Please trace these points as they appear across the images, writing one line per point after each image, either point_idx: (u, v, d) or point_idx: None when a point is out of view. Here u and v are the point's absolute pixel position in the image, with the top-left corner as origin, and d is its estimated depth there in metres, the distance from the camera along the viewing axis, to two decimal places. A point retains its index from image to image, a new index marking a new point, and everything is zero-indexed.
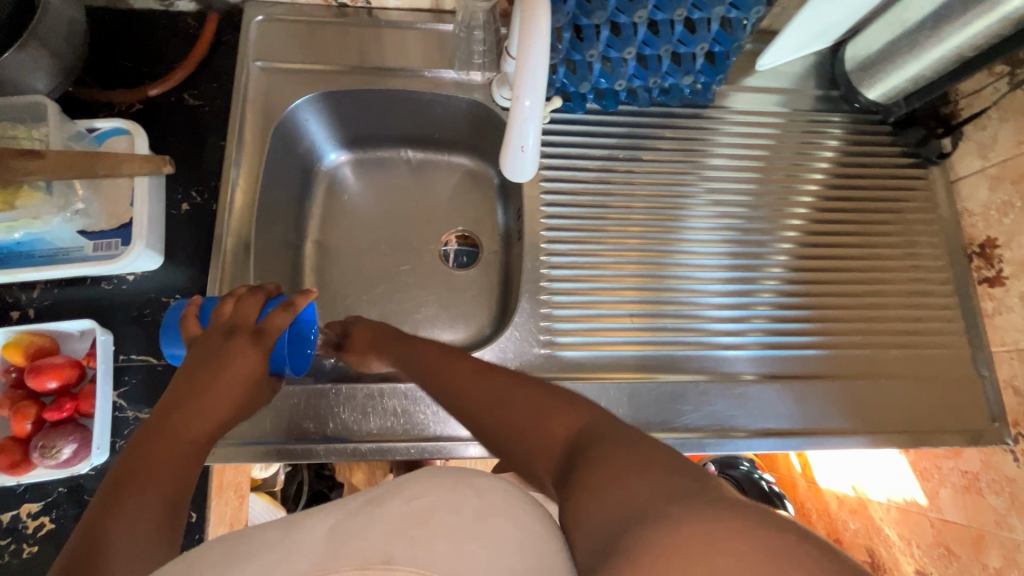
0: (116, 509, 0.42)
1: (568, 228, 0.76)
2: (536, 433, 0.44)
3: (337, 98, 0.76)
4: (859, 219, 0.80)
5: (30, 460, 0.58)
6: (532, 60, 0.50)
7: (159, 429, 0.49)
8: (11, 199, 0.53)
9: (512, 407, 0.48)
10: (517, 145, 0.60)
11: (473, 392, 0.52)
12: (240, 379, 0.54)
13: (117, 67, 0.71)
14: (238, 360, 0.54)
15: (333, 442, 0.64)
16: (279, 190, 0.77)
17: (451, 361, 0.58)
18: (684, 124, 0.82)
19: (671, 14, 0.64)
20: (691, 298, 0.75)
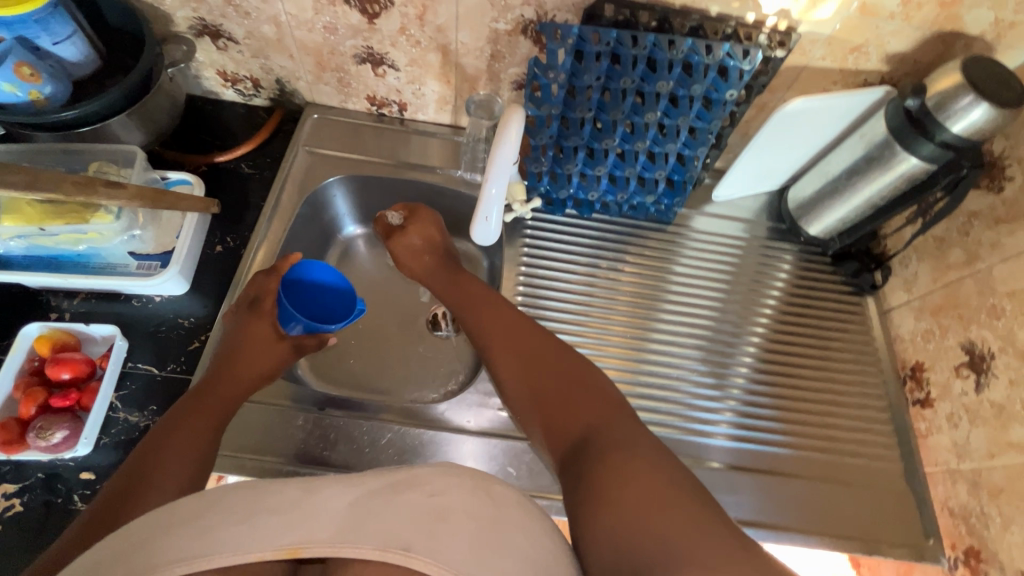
0: (169, 440, 0.57)
1: (540, 307, 0.87)
2: (565, 412, 0.60)
3: (362, 181, 0.93)
4: (804, 335, 0.89)
5: (23, 440, 0.64)
6: (497, 154, 0.65)
7: (203, 393, 0.64)
8: (89, 216, 0.67)
9: (551, 385, 0.63)
10: (481, 219, 0.73)
11: (521, 364, 0.66)
12: (259, 348, 0.71)
13: (196, 138, 0.90)
14: (250, 331, 0.71)
15: (301, 467, 0.71)
16: (300, 247, 0.90)
17: (507, 323, 0.71)
18: (651, 236, 0.95)
19: (634, 146, 0.80)
20: (644, 384, 0.83)
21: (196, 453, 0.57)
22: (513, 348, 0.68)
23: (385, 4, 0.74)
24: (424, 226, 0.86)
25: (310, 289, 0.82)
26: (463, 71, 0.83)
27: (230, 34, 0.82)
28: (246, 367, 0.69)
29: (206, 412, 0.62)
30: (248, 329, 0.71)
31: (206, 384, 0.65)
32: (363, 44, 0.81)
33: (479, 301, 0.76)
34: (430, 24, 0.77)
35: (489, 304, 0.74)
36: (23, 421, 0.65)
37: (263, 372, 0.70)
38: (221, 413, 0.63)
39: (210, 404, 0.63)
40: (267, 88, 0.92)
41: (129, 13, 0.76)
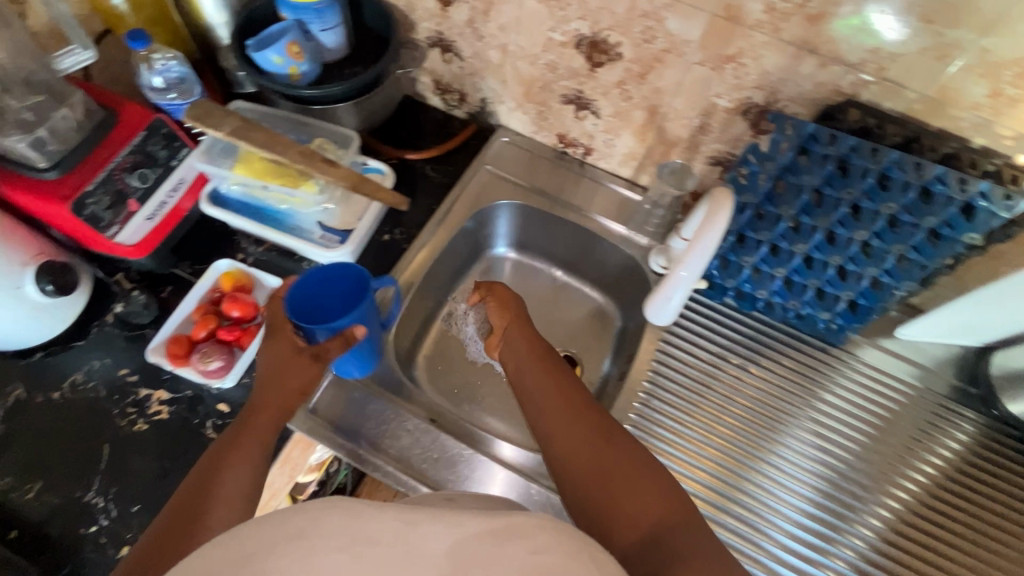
0: (213, 470, 0.56)
1: (669, 388, 0.82)
2: (624, 505, 0.53)
3: (527, 211, 0.94)
4: (952, 534, 0.74)
5: (187, 358, 0.72)
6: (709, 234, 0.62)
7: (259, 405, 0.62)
8: (299, 183, 0.74)
9: (609, 473, 0.56)
10: (662, 297, 0.71)
11: (577, 443, 0.60)
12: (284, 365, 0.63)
13: (395, 132, 0.97)
14: (274, 346, 0.64)
15: (388, 463, 0.73)
16: (452, 257, 0.93)
17: (563, 397, 0.65)
18: (810, 354, 0.85)
19: (828, 258, 0.73)
20: (744, 520, 0.74)
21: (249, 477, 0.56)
22: (565, 420, 0.62)
23: (614, 56, 0.75)
24: (507, 299, 0.79)
25: (324, 296, 0.70)
26: (664, 135, 0.82)
27: (459, 51, 0.88)
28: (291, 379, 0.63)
29: (253, 435, 0.60)
30: (268, 352, 0.64)
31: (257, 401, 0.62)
32: (575, 87, 0.83)
33: (537, 365, 0.70)
34: (649, 84, 0.76)
35: (548, 371, 0.69)
36: (190, 342, 0.72)
37: (298, 388, 0.64)
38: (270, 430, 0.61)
39: (257, 427, 0.61)
40: (470, 103, 0.97)
41: (383, 16, 0.84)
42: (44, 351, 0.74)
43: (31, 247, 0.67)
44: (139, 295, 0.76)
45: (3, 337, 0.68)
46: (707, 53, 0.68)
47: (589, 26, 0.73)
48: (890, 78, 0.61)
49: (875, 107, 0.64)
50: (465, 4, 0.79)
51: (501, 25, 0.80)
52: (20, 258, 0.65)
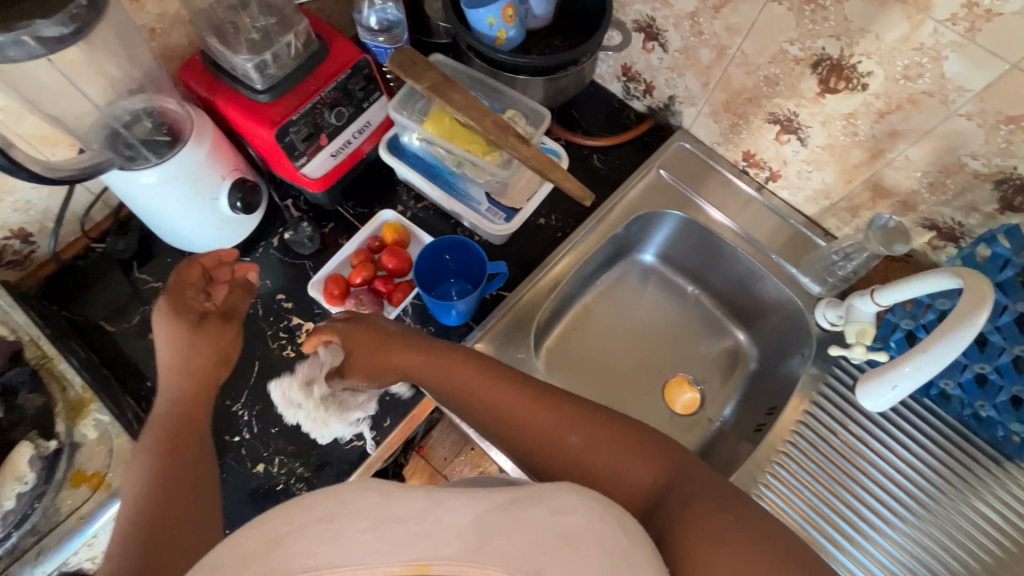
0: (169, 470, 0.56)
1: (804, 446, 0.76)
2: (615, 476, 0.51)
3: (688, 226, 0.88)
4: None
5: (341, 299, 0.74)
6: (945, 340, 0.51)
7: (160, 425, 0.60)
8: (485, 153, 0.74)
9: (587, 453, 0.52)
10: (886, 382, 0.57)
11: (543, 439, 0.53)
12: (200, 364, 0.65)
13: (568, 113, 0.93)
14: (206, 335, 0.67)
15: None
16: (599, 255, 0.89)
17: (489, 392, 0.57)
18: (974, 458, 0.75)
19: None
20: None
21: (196, 471, 0.57)
22: (496, 394, 0.57)
23: (856, 85, 0.66)
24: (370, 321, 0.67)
25: (450, 261, 0.76)
26: (878, 182, 0.72)
27: (665, 42, 0.81)
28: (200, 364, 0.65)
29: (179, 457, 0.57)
30: (170, 334, 0.65)
31: (155, 424, 0.60)
32: (788, 108, 0.75)
33: (425, 357, 0.62)
34: (886, 124, 0.67)
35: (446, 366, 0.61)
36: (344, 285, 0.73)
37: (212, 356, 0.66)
38: (199, 449, 0.60)
39: (182, 451, 0.58)
40: (654, 98, 0.90)
41: None
42: None
43: (230, 161, 0.69)
44: (307, 227, 0.78)
45: (189, 239, 0.72)
46: (984, 107, 0.59)
47: (839, 46, 0.64)
48: None
49: None
50: None
51: (730, 25, 0.72)
52: (219, 172, 0.67)
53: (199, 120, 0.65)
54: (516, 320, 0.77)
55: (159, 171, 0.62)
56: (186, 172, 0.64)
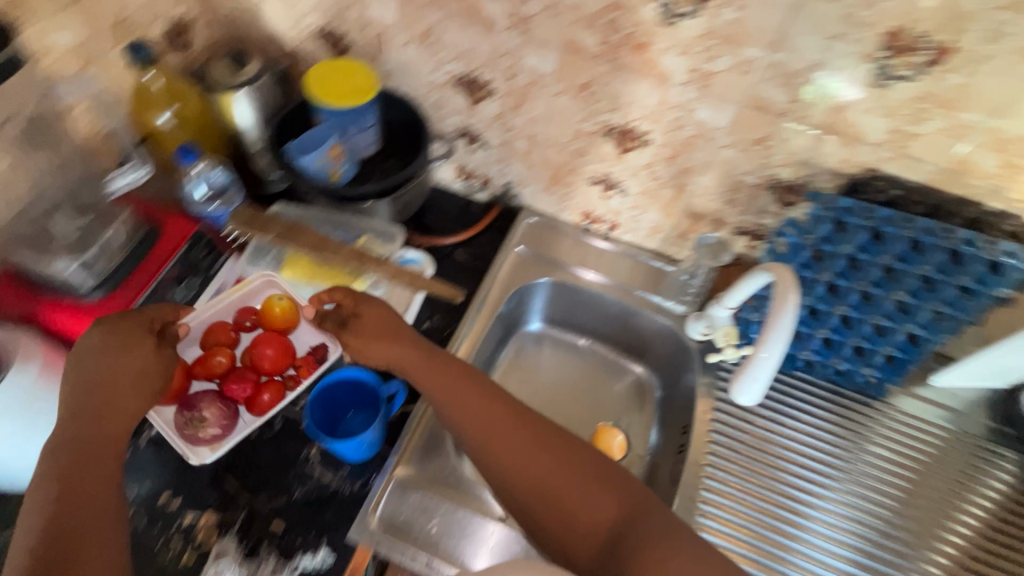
0: (74, 472, 0.53)
1: (722, 456, 0.82)
2: (581, 507, 0.56)
3: (559, 288, 0.96)
4: None
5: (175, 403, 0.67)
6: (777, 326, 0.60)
7: (85, 446, 0.55)
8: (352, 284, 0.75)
9: (556, 479, 0.57)
10: (748, 376, 0.65)
11: (525, 465, 0.59)
12: (124, 393, 0.59)
13: (422, 220, 0.98)
14: (116, 371, 0.58)
15: (395, 545, 0.67)
16: (491, 339, 0.92)
17: (461, 396, 0.63)
18: (851, 407, 0.86)
19: (868, 317, 0.77)
20: None
21: (117, 521, 0.53)
22: (490, 424, 0.61)
23: (643, 142, 0.79)
24: (364, 303, 0.68)
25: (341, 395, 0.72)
26: (691, 209, 0.86)
27: (485, 141, 0.91)
28: (126, 399, 0.58)
29: (99, 473, 0.54)
30: (109, 370, 0.58)
31: (75, 448, 0.54)
32: (603, 171, 0.87)
33: (438, 378, 0.65)
34: (678, 165, 0.81)
35: (477, 394, 0.63)
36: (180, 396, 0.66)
37: (150, 389, 0.61)
38: (117, 464, 0.56)
39: (100, 465, 0.54)
40: (493, 187, 0.99)
41: (410, 112, 0.88)
42: None
43: None
44: None
45: None
46: (736, 137, 0.73)
47: (620, 117, 0.77)
48: (911, 153, 0.66)
49: (899, 178, 0.69)
50: (495, 100, 0.84)
51: (531, 117, 0.84)
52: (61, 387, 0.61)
53: (21, 344, 0.59)
54: (432, 427, 0.76)
55: None
56: (18, 399, 0.57)
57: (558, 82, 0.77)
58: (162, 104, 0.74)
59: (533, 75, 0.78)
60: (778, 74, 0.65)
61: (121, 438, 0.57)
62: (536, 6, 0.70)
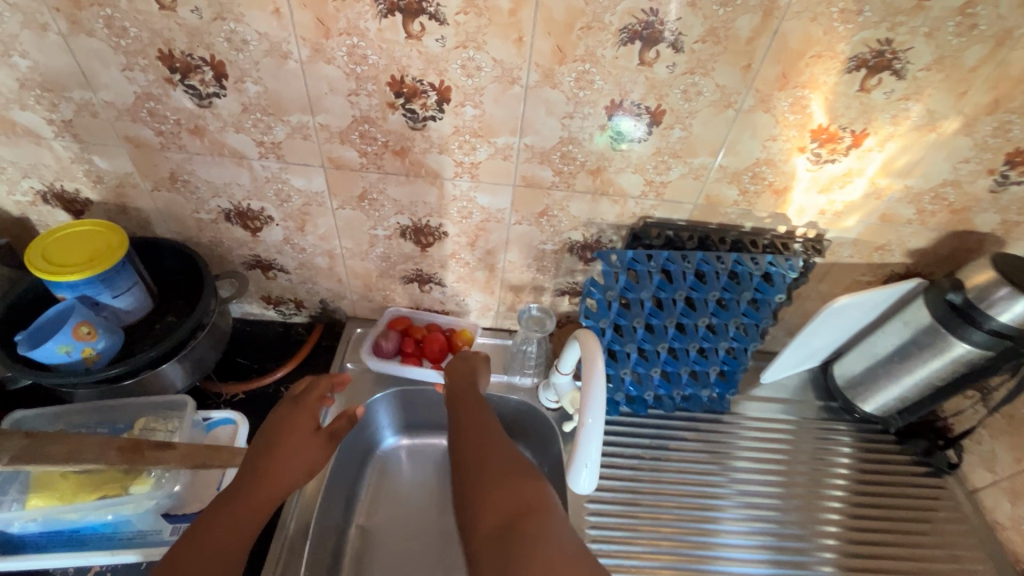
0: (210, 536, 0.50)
1: (610, 524, 0.78)
2: (495, 499, 0.49)
3: (406, 395, 0.88)
4: (884, 553, 0.79)
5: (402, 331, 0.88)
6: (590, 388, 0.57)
7: (258, 471, 0.56)
8: (129, 484, 0.62)
9: (490, 470, 0.52)
10: (579, 464, 0.58)
11: (474, 460, 0.54)
12: (296, 448, 0.59)
13: (233, 363, 0.87)
14: (293, 421, 0.62)
15: None
16: (342, 474, 0.82)
17: (475, 411, 0.63)
18: (707, 427, 0.90)
19: (687, 344, 0.80)
20: None
21: (248, 527, 0.52)
22: (473, 415, 0.62)
23: (440, 235, 0.78)
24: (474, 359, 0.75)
25: None
26: (508, 283, 0.86)
27: (282, 266, 0.84)
28: (285, 467, 0.57)
29: (232, 522, 0.51)
30: (289, 420, 0.62)
31: (258, 468, 0.56)
32: (413, 268, 0.84)
33: (472, 406, 0.64)
34: (481, 248, 0.81)
35: (473, 410, 0.63)
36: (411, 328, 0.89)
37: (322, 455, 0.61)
38: (260, 518, 0.54)
39: (246, 512, 0.53)
40: (308, 307, 0.92)
41: (184, 255, 0.77)
42: None
43: None
44: None
45: None
46: (521, 214, 0.75)
47: (408, 218, 0.76)
48: (668, 198, 0.73)
49: (668, 221, 0.76)
50: (276, 225, 0.78)
51: (321, 234, 0.79)
52: None
53: None
54: None
55: None
56: None
57: (334, 198, 0.73)
58: None
59: (306, 196, 0.73)
60: (534, 155, 0.68)
61: (268, 503, 0.55)
62: (281, 132, 0.66)
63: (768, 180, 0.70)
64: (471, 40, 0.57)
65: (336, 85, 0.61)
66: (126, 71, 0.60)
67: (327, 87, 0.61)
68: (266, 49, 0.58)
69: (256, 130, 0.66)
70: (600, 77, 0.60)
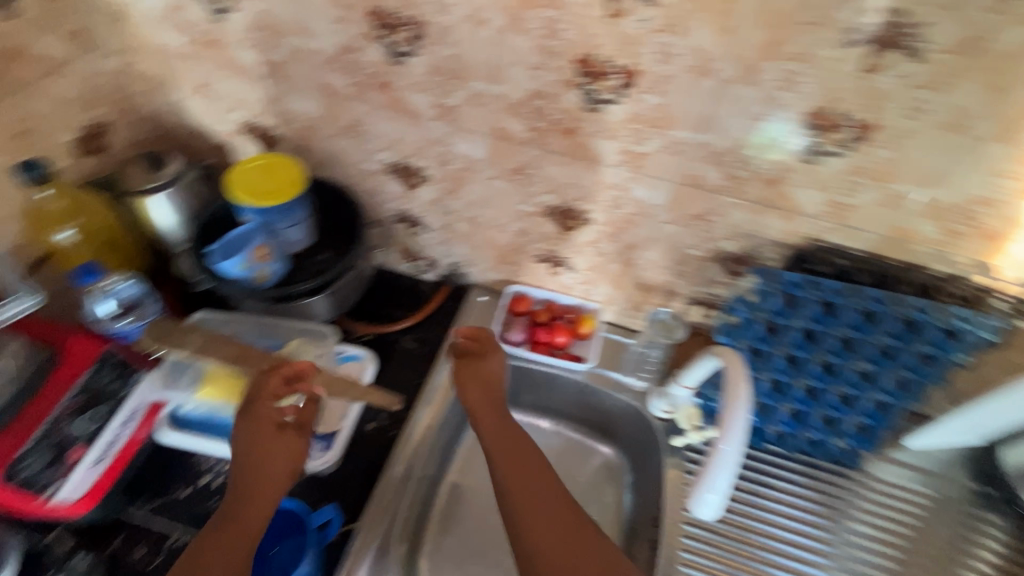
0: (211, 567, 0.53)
1: (701, 552, 0.75)
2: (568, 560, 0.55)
3: (517, 370, 0.89)
4: None
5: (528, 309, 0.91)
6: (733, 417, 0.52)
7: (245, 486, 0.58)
8: None
9: (553, 530, 0.57)
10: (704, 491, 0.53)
11: (531, 510, 0.58)
12: (274, 451, 0.61)
13: (366, 305, 0.93)
14: (263, 423, 0.61)
15: None
16: (445, 430, 0.83)
17: (519, 447, 0.65)
18: (827, 480, 0.81)
19: (833, 387, 0.73)
20: None
21: (255, 525, 0.57)
22: (517, 454, 0.64)
23: (585, 221, 0.77)
24: (483, 359, 0.73)
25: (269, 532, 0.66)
26: (641, 281, 0.83)
27: (425, 224, 0.88)
28: (264, 483, 0.59)
29: (241, 531, 0.56)
30: (250, 420, 0.61)
31: (241, 478, 0.59)
32: (548, 248, 0.84)
33: (507, 438, 0.66)
34: (622, 241, 0.78)
35: (518, 448, 0.64)
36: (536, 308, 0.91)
37: (291, 460, 0.61)
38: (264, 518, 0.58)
39: (248, 517, 0.57)
40: (440, 267, 0.95)
41: (346, 199, 0.84)
42: None
43: None
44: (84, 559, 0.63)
45: None
46: (676, 213, 0.71)
47: (558, 198, 0.75)
48: (849, 223, 0.65)
49: (843, 249, 0.68)
50: (431, 185, 0.81)
51: (470, 201, 0.81)
52: None
53: None
54: (378, 544, 0.68)
55: None
56: None
57: (491, 167, 0.74)
58: (61, 220, 0.69)
59: (466, 161, 0.75)
60: (708, 154, 0.63)
61: (265, 504, 0.58)
62: (459, 97, 0.68)
63: (984, 221, 0.60)
64: (676, 25, 0.54)
65: (524, 57, 0.61)
66: (338, 23, 0.65)
67: (514, 58, 0.61)
68: (467, 15, 0.59)
69: (437, 93, 0.68)
70: (809, 80, 0.54)
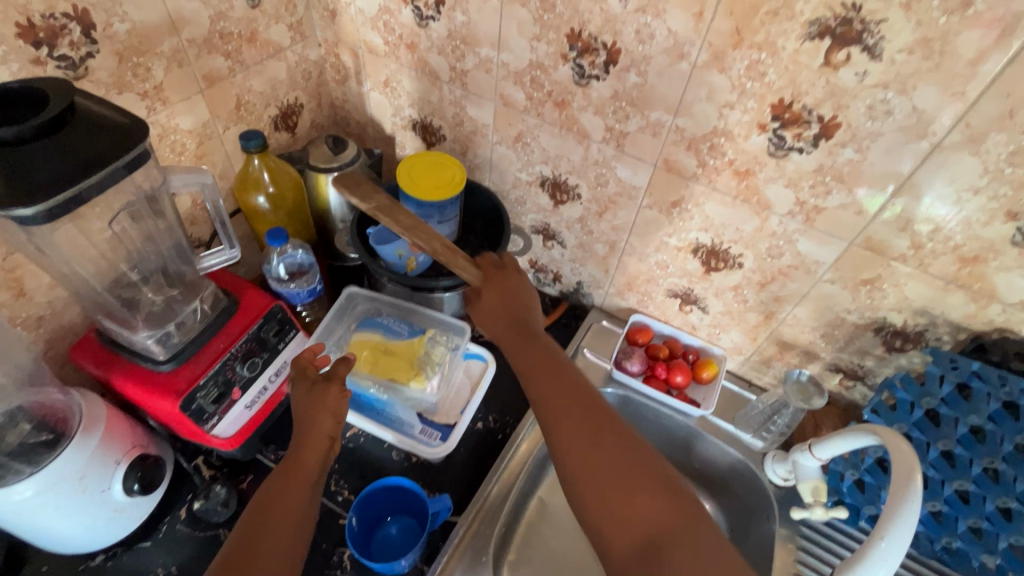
0: (264, 531, 0.51)
1: None
2: (626, 500, 0.50)
3: (626, 401, 0.88)
4: None
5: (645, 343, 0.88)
6: (904, 504, 0.49)
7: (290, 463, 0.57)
8: (411, 377, 0.73)
9: (599, 458, 0.52)
10: None
11: (573, 449, 0.53)
12: (319, 419, 0.60)
13: None
14: (317, 399, 0.61)
15: None
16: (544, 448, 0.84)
17: (557, 375, 0.60)
18: None
19: (993, 497, 0.61)
20: None
21: (306, 492, 0.55)
22: (554, 369, 0.61)
23: (733, 264, 0.75)
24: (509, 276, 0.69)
25: (388, 500, 0.69)
26: (779, 336, 0.79)
27: (562, 239, 0.89)
28: (312, 457, 0.57)
29: (291, 502, 0.54)
30: (305, 404, 0.61)
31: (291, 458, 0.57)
32: (684, 285, 0.82)
33: (552, 373, 0.60)
34: (769, 292, 0.75)
35: (553, 367, 0.61)
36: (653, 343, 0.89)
37: (336, 418, 0.60)
38: (310, 492, 0.56)
39: (295, 489, 0.55)
40: (564, 284, 0.96)
41: (494, 203, 0.87)
42: (106, 553, 0.66)
43: (128, 439, 0.63)
44: (221, 489, 0.69)
45: (73, 541, 0.61)
46: (840, 273, 0.67)
47: (710, 237, 0.74)
48: None
49: None
50: (579, 204, 0.82)
51: (614, 225, 0.81)
52: (118, 452, 0.60)
53: (88, 407, 0.60)
54: (473, 548, 0.69)
55: (34, 482, 0.53)
56: (71, 472, 0.56)
57: (647, 195, 0.74)
58: (258, 184, 0.78)
59: (622, 187, 0.76)
60: (898, 218, 0.59)
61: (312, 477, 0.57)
62: (634, 124, 0.68)
63: None
64: (899, 82, 0.51)
65: (716, 94, 0.60)
66: (534, 40, 0.68)
67: (705, 93, 0.61)
68: (667, 47, 0.60)
69: (613, 117, 0.69)
70: None
